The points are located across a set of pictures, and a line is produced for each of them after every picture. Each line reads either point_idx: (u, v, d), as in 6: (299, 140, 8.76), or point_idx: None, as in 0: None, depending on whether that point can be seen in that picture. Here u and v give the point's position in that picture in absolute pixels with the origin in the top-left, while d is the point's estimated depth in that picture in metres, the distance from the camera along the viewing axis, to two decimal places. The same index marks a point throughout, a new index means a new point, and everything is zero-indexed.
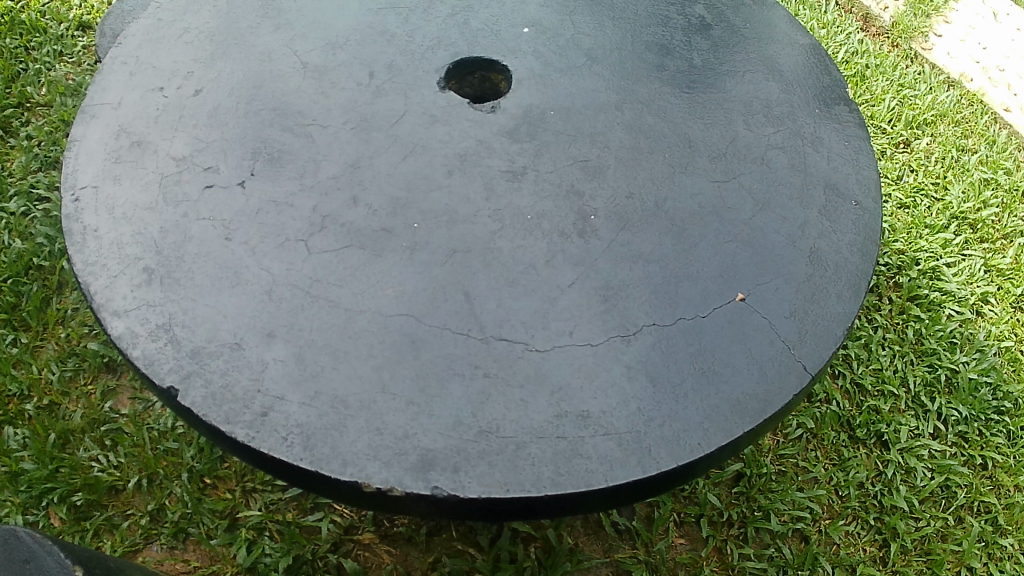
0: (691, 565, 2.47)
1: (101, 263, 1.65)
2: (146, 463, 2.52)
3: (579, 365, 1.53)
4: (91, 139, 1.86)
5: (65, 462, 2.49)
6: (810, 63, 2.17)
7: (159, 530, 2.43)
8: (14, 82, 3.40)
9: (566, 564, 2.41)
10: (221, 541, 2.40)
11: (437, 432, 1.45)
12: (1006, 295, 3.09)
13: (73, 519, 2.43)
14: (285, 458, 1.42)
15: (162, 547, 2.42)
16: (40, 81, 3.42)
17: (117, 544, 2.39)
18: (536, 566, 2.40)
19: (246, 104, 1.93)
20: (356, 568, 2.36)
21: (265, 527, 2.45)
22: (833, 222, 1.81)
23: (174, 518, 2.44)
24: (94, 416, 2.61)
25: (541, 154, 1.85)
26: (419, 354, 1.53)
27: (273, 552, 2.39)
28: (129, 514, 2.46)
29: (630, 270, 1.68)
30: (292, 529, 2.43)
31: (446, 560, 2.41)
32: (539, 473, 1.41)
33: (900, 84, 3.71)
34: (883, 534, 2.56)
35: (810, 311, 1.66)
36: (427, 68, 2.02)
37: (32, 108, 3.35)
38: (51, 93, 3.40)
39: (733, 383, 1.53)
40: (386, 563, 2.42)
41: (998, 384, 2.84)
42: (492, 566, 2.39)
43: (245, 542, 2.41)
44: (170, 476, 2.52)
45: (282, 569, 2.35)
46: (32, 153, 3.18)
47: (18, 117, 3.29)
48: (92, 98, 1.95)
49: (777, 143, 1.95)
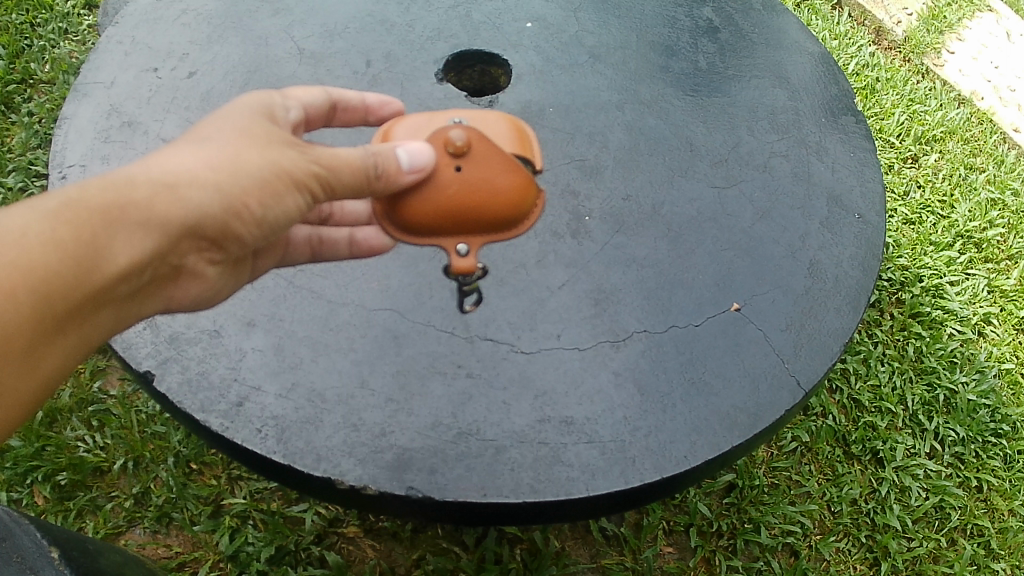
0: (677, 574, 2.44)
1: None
2: (133, 446, 2.47)
3: (565, 369, 1.49)
4: (82, 117, 1.84)
5: (51, 441, 2.45)
6: (818, 71, 2.12)
7: (143, 514, 2.40)
8: (18, 57, 3.35)
9: (552, 568, 2.36)
10: (204, 528, 2.36)
11: (415, 431, 1.41)
12: (1009, 317, 3.04)
13: (57, 499, 2.41)
14: (258, 450, 1.39)
15: (144, 531, 2.40)
16: (44, 59, 3.37)
17: (101, 525, 2.37)
18: (521, 568, 2.36)
19: (239, 88, 1.90)
20: (338, 561, 2.32)
21: (249, 516, 2.41)
22: (834, 235, 1.76)
23: (159, 502, 2.41)
24: (82, 396, 2.57)
25: (537, 151, 1.81)
26: (400, 350, 1.50)
27: (256, 541, 2.35)
28: (114, 496, 2.43)
29: (623, 273, 1.63)
30: (276, 519, 2.39)
31: (430, 558, 2.37)
32: (518, 479, 1.37)
33: (910, 99, 3.65)
34: (875, 552, 2.52)
35: (806, 325, 1.61)
36: (426, 59, 1.99)
37: (35, 85, 3.31)
38: (56, 71, 3.36)
39: (724, 395, 1.49)
40: (370, 558, 2.39)
41: (996, 407, 2.79)
42: (477, 566, 2.35)
43: (228, 530, 2.37)
44: (156, 460, 2.47)
45: (265, 559, 2.31)
46: (33, 130, 3.13)
47: (21, 94, 3.26)
48: (85, 76, 1.91)
49: (781, 150, 1.90)
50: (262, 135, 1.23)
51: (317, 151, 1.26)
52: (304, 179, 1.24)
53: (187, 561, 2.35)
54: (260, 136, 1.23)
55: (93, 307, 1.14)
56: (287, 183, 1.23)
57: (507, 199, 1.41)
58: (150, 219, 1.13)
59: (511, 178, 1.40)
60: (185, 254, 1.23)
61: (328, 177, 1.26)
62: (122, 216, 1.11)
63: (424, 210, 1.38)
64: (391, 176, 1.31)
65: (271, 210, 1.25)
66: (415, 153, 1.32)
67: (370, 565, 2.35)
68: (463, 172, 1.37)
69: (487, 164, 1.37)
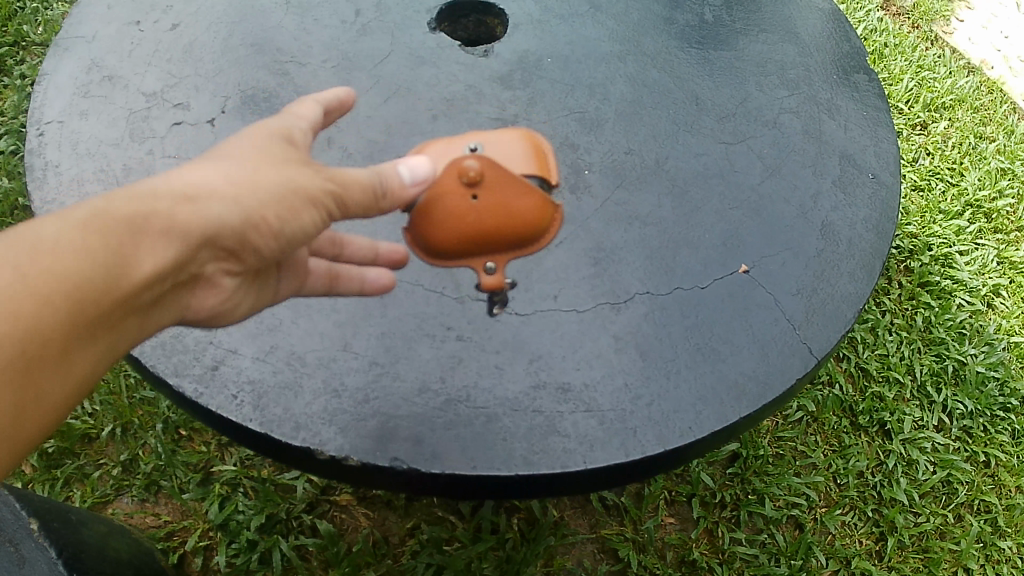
0: (679, 546, 2.34)
1: (60, 201, 1.55)
2: (121, 412, 2.39)
3: (561, 332, 1.39)
4: (63, 73, 1.73)
5: None
6: (830, 28, 2.01)
7: (131, 481, 2.32)
8: (12, 20, 3.23)
9: (551, 539, 2.27)
10: (194, 495, 2.28)
11: (401, 398, 1.32)
12: (1017, 289, 2.94)
13: (44, 467, 2.32)
14: (234, 417, 1.31)
15: (133, 500, 2.33)
16: (37, 21, 3.25)
17: (88, 494, 2.29)
18: (519, 539, 2.27)
19: (224, 39, 1.78)
20: (331, 531, 2.22)
21: (239, 484, 2.32)
22: (848, 195, 1.66)
23: (147, 470, 2.32)
24: None
25: (533, 103, 1.71)
26: (386, 312, 1.40)
27: (247, 509, 2.27)
28: (102, 464, 2.36)
29: (624, 232, 1.53)
30: (268, 487, 2.29)
31: (426, 527, 2.29)
32: (510, 450, 1.28)
33: (919, 66, 3.54)
34: (881, 526, 2.43)
35: (818, 290, 1.51)
36: (418, 8, 1.87)
37: (28, 48, 3.19)
38: (49, 33, 3.24)
39: (732, 362, 1.39)
40: (363, 527, 2.31)
41: (1006, 380, 2.69)
42: (473, 536, 2.27)
43: (218, 498, 2.28)
44: (144, 427, 2.39)
45: (255, 527, 2.23)
46: (24, 91, 3.02)
47: (14, 56, 3.14)
48: (67, 31, 1.81)
49: (791, 107, 1.80)
50: (276, 154, 1.07)
51: (328, 168, 1.10)
52: (322, 197, 1.08)
53: (176, 530, 2.26)
54: (275, 154, 1.07)
55: (110, 329, 0.94)
56: (306, 199, 1.07)
57: (525, 221, 1.35)
58: (173, 229, 0.95)
59: (528, 200, 1.33)
60: (204, 266, 1.04)
61: (344, 195, 1.10)
62: (142, 226, 0.93)
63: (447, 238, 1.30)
64: (395, 193, 1.18)
65: (287, 231, 1.08)
66: (415, 167, 1.21)
67: (363, 533, 2.26)
68: (479, 200, 1.26)
69: (508, 189, 1.29)
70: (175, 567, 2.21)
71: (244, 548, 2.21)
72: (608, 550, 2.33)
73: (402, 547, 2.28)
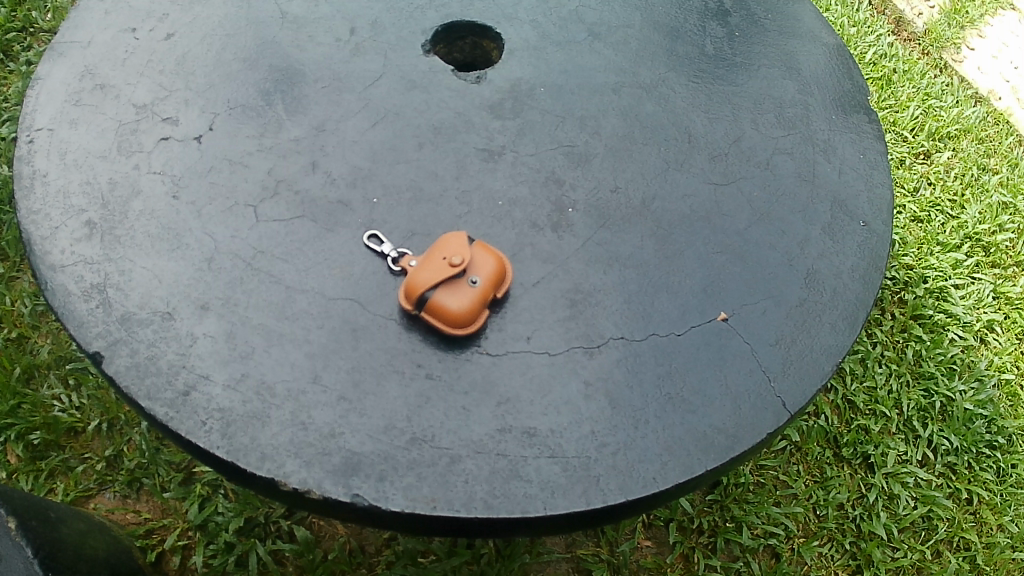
0: (653, 570, 2.34)
1: (45, 212, 1.53)
2: (109, 407, 2.39)
3: (532, 375, 1.39)
4: (55, 78, 1.71)
5: (26, 399, 2.36)
6: (833, 64, 1.99)
7: (114, 477, 2.31)
8: (20, 4, 3.19)
9: (525, 556, 2.28)
10: (175, 494, 2.27)
11: (367, 434, 1.32)
12: (1012, 325, 2.90)
13: (29, 458, 2.31)
14: (201, 444, 1.30)
15: (115, 495, 2.31)
16: (46, 7, 3.21)
17: (71, 488, 2.28)
18: (493, 554, 2.27)
19: (215, 52, 1.77)
20: (308, 537, 2.21)
21: (220, 485, 2.31)
22: (836, 243, 1.65)
23: (130, 467, 2.31)
24: (61, 353, 2.47)
25: (522, 135, 1.70)
26: (358, 345, 1.39)
27: (226, 511, 2.25)
28: (86, 457, 2.34)
29: (603, 274, 1.53)
30: (248, 490, 2.29)
31: (401, 539, 2.28)
32: (471, 493, 1.29)
33: (926, 93, 3.51)
34: (858, 559, 2.42)
35: (797, 341, 1.51)
36: (413, 29, 1.86)
37: (36, 34, 3.16)
38: (57, 20, 3.20)
39: (702, 414, 1.40)
40: (340, 534, 2.31)
41: (993, 418, 2.66)
42: (448, 550, 2.26)
43: (198, 498, 2.27)
44: (131, 422, 2.38)
45: (232, 531, 2.21)
46: (29, 78, 3.00)
47: (20, 42, 3.10)
48: (62, 35, 1.79)
49: (785, 147, 1.79)
50: None
51: None
52: None
53: (155, 528, 2.24)
54: None
55: None
56: None
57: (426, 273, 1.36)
58: None
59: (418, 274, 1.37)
60: None
61: None
62: None
63: (450, 324, 1.35)
64: None
65: None
66: None
67: (338, 542, 2.25)
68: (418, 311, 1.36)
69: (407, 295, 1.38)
70: (153, 565, 2.20)
71: (222, 550, 2.20)
72: (582, 571, 2.32)
73: (377, 557, 2.27)
